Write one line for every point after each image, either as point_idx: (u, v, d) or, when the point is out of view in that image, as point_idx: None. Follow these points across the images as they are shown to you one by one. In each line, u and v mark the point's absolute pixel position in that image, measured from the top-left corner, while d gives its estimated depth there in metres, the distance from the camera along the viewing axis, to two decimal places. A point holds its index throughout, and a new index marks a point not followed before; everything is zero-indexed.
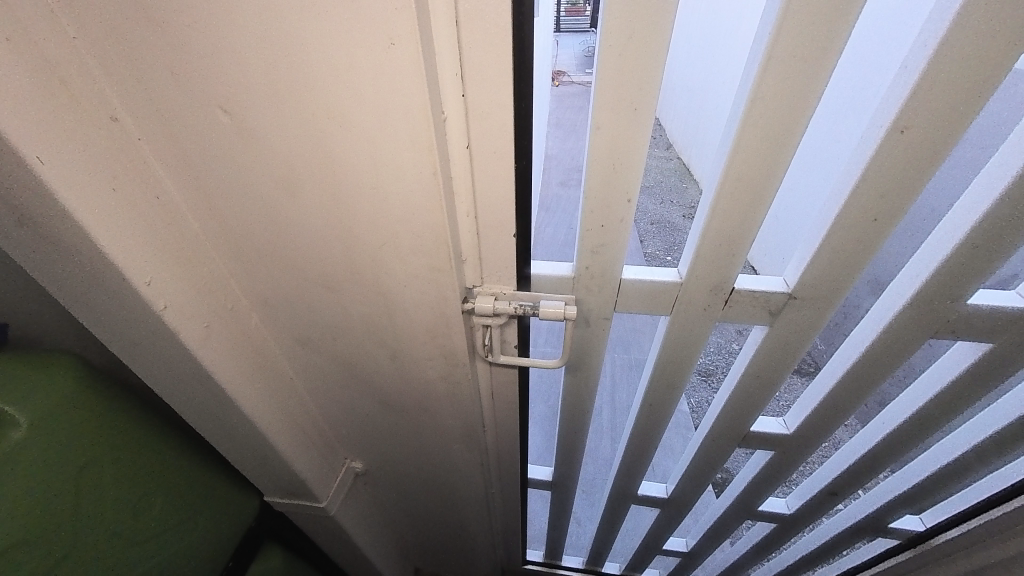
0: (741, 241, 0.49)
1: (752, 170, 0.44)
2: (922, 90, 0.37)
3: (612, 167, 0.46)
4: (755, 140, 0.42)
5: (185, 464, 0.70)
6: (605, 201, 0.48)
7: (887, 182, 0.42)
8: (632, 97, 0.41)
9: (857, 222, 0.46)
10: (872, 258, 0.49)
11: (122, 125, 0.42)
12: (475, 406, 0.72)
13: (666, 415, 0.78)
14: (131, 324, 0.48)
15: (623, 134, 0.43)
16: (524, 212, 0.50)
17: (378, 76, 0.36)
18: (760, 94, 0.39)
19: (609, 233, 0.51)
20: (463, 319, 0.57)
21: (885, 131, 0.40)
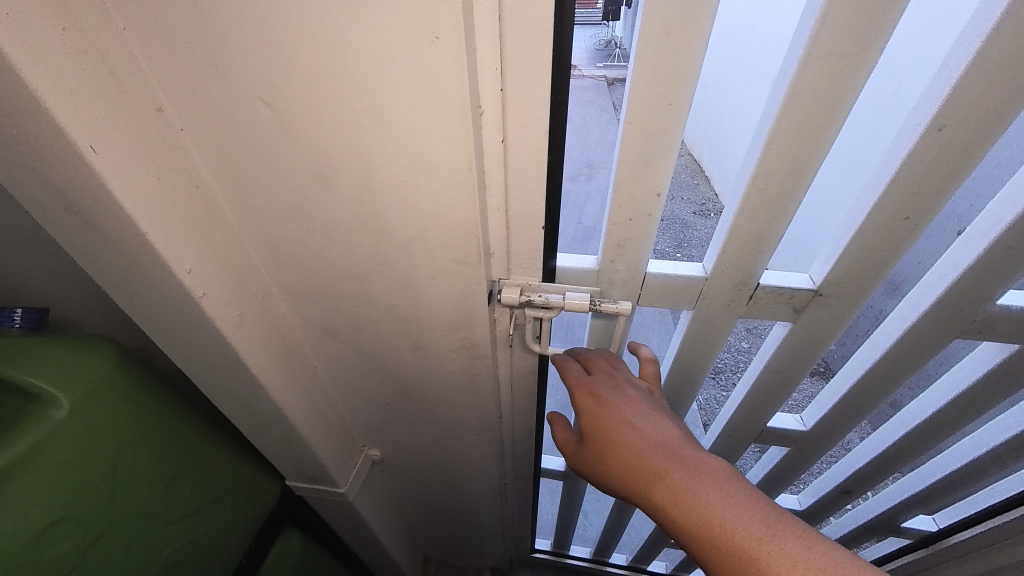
0: (767, 239, 0.50)
1: (784, 167, 0.44)
2: (964, 87, 0.37)
3: (643, 162, 0.46)
4: (790, 138, 0.42)
5: (214, 448, 0.72)
6: (635, 195, 0.49)
7: (921, 179, 0.42)
8: (666, 90, 0.41)
9: (888, 220, 0.46)
10: (900, 256, 0.49)
11: (165, 114, 0.43)
12: (493, 399, 0.73)
13: (683, 412, 0.79)
14: (169, 310, 0.49)
15: (656, 129, 0.43)
16: (553, 204, 0.51)
17: (419, 70, 0.36)
18: (797, 91, 0.39)
19: (636, 227, 0.52)
20: (489, 307, 0.58)
21: (923, 129, 0.40)
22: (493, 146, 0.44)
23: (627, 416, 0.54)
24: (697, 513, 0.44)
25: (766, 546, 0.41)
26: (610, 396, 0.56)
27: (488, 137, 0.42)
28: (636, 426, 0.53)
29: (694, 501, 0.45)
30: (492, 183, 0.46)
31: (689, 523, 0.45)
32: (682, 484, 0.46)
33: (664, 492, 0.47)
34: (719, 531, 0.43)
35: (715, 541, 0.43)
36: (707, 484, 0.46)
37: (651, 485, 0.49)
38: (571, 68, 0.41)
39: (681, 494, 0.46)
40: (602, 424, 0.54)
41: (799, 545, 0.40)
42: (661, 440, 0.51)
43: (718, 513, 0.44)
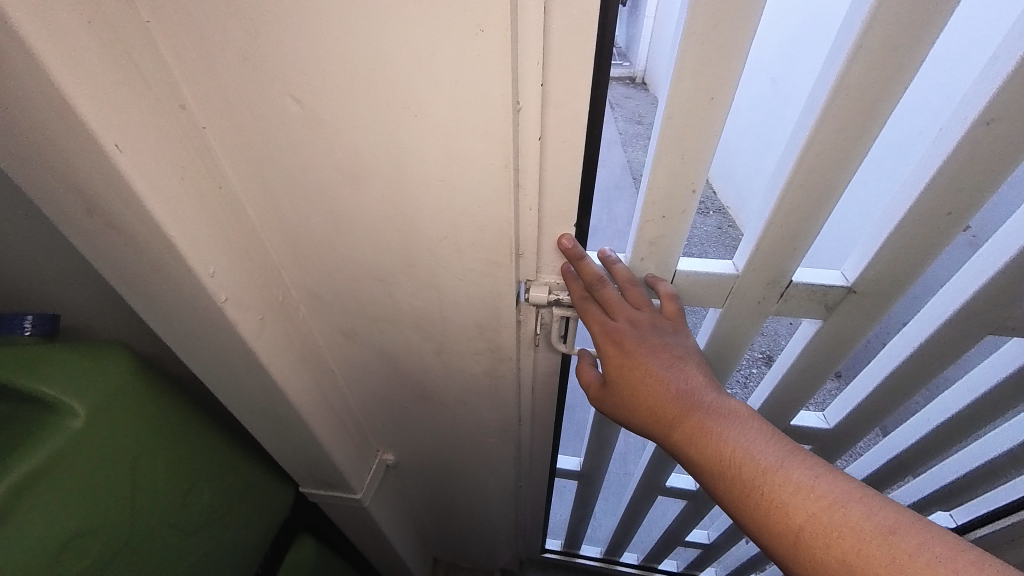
0: (802, 236, 0.49)
1: (824, 161, 0.43)
2: (1014, 81, 0.36)
3: (680, 158, 0.45)
4: (834, 133, 0.41)
5: (230, 455, 0.70)
6: (668, 190, 0.48)
7: (965, 175, 0.42)
8: (708, 84, 0.40)
9: (929, 216, 0.45)
10: (938, 252, 0.48)
11: (189, 111, 0.41)
12: (515, 399, 0.72)
13: None
14: (190, 314, 0.48)
15: (695, 123, 0.43)
16: (585, 201, 0.50)
17: (461, 64, 0.35)
18: (844, 85, 0.38)
19: (670, 224, 0.51)
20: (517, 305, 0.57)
21: (970, 123, 0.39)
22: (531, 143, 0.42)
23: (651, 365, 0.54)
24: (712, 449, 0.49)
25: (774, 478, 0.45)
26: (635, 346, 0.55)
27: (525, 132, 0.41)
28: (660, 373, 0.54)
29: (717, 439, 0.49)
30: (526, 181, 0.45)
31: (704, 457, 0.49)
32: (700, 427, 0.50)
33: (682, 433, 0.51)
34: (730, 463, 0.47)
35: (726, 473, 0.47)
36: (723, 425, 0.50)
37: (672, 427, 0.52)
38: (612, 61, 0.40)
39: (697, 434, 0.50)
40: (625, 371, 0.56)
41: (806, 477, 0.44)
42: (683, 388, 0.53)
43: (732, 449, 0.48)
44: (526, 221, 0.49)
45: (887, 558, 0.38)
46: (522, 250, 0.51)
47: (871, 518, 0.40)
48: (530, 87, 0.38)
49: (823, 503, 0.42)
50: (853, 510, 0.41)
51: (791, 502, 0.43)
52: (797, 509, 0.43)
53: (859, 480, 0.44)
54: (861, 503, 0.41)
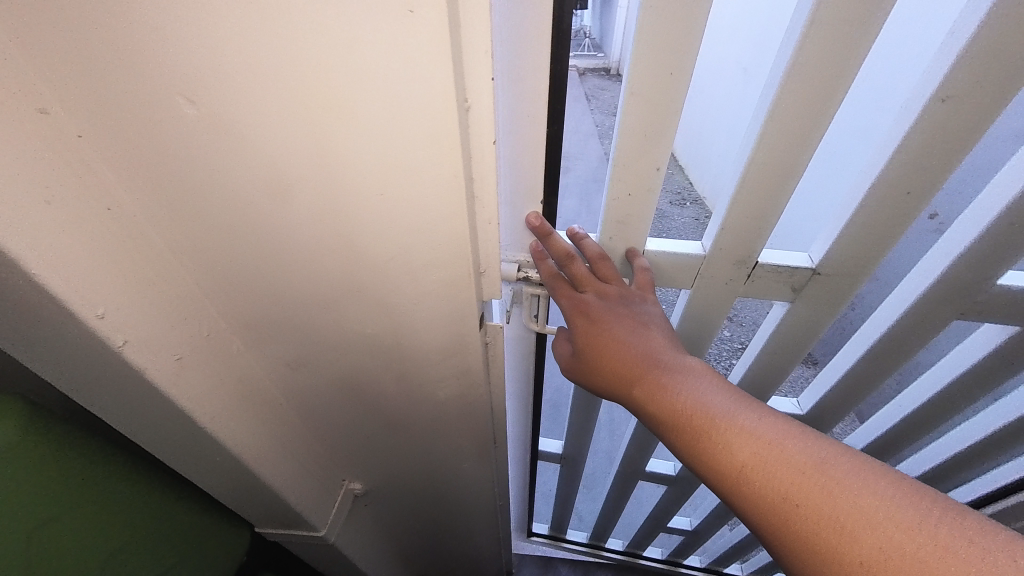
0: (772, 209, 0.48)
1: (786, 136, 0.42)
2: (967, 58, 0.37)
3: (645, 138, 0.41)
4: (793, 108, 0.41)
5: (167, 505, 0.63)
6: (633, 171, 0.44)
7: (925, 153, 0.42)
8: (670, 57, 0.36)
9: (890, 195, 0.46)
10: (902, 233, 0.49)
11: (55, 117, 0.32)
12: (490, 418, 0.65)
13: None
14: (85, 364, 0.39)
15: (659, 100, 0.39)
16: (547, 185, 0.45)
17: (390, 54, 0.28)
18: (802, 58, 0.38)
19: (636, 204, 0.47)
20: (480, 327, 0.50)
21: (926, 100, 0.40)
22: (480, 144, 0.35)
23: (614, 330, 0.54)
24: (669, 403, 0.50)
25: (724, 424, 0.46)
26: (599, 313, 0.54)
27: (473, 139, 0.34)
28: (623, 338, 0.54)
29: (676, 396, 0.50)
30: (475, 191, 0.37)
31: (661, 410, 0.50)
32: (659, 383, 0.51)
33: (642, 389, 0.52)
34: (686, 415, 0.49)
35: (682, 423, 0.49)
36: (680, 380, 0.51)
37: (632, 384, 0.53)
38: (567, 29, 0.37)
39: (655, 390, 0.51)
40: (589, 337, 0.55)
41: (755, 423, 0.45)
42: (644, 349, 0.53)
43: (688, 401, 0.49)
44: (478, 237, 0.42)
45: (822, 487, 0.39)
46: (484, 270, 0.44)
47: (805, 451, 0.41)
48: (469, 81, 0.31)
49: (767, 444, 0.43)
50: (796, 449, 0.42)
51: (736, 446, 0.44)
52: (744, 450, 0.44)
53: (803, 421, 0.45)
54: (804, 442, 0.42)
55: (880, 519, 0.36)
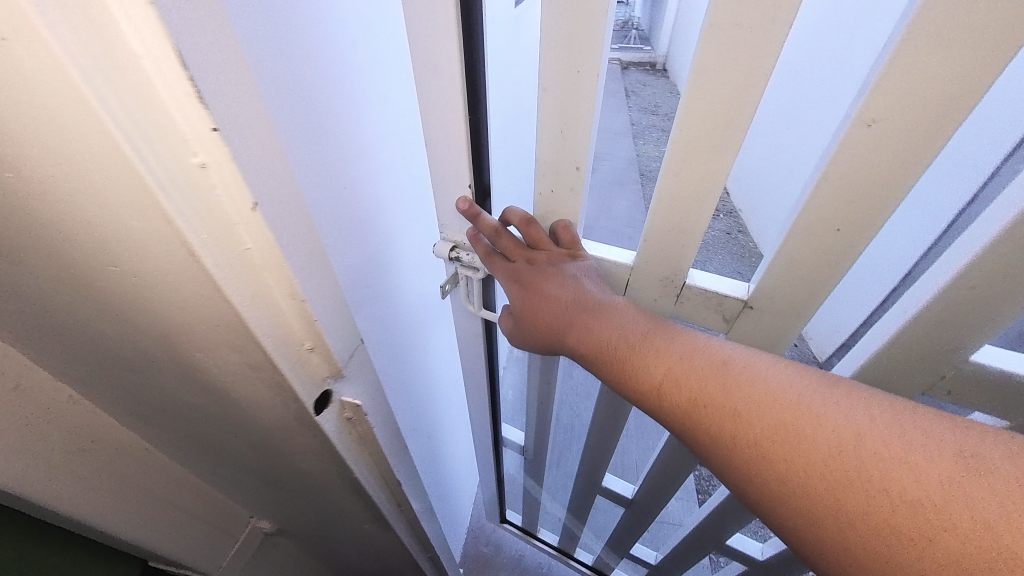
0: (693, 220, 0.45)
1: (694, 154, 0.40)
2: (891, 76, 0.30)
3: (562, 131, 0.43)
4: (700, 119, 0.38)
5: None
6: (555, 165, 0.46)
7: (854, 185, 0.36)
8: (577, 57, 0.38)
9: (816, 229, 0.39)
10: (841, 276, 0.42)
11: None
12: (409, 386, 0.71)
13: (623, 407, 0.74)
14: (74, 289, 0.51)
15: (569, 97, 0.41)
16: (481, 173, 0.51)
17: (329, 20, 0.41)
18: (700, 60, 0.35)
19: (560, 202, 0.49)
20: (336, 454, 0.47)
21: (849, 121, 0.33)
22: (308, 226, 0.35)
23: (545, 291, 0.49)
24: (601, 344, 0.47)
25: (647, 347, 0.44)
26: (529, 276, 0.50)
27: (290, 223, 0.33)
28: (551, 296, 0.49)
29: (606, 336, 0.46)
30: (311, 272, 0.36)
31: (595, 354, 0.47)
32: (587, 326, 0.48)
33: (576, 338, 0.49)
34: (616, 351, 0.46)
35: (613, 360, 0.46)
36: (606, 318, 0.47)
37: (567, 335, 0.50)
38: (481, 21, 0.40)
39: (586, 333, 0.48)
40: (525, 301, 0.51)
41: (670, 339, 0.44)
42: (573, 299, 0.48)
43: (615, 336, 0.46)
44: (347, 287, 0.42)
45: (728, 388, 0.39)
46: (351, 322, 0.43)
47: (710, 355, 0.41)
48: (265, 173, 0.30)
49: (681, 357, 0.42)
50: (705, 355, 0.41)
51: (674, 360, 0.42)
52: (665, 369, 0.42)
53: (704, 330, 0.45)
54: (711, 348, 0.42)
55: (799, 405, 0.35)
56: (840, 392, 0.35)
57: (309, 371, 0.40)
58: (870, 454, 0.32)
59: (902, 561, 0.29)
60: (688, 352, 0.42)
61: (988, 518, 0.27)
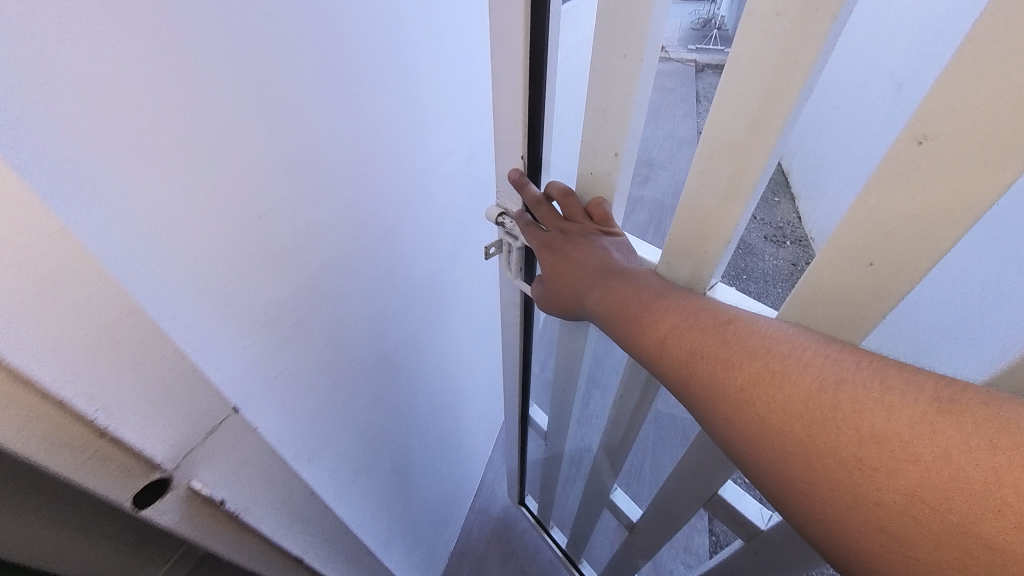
0: (722, 227, 0.41)
1: (725, 153, 0.37)
2: (946, 87, 0.26)
3: (605, 114, 0.43)
4: (732, 116, 0.35)
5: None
6: (596, 149, 0.46)
7: (895, 211, 0.30)
8: (625, 41, 0.38)
9: (851, 255, 0.34)
10: (878, 319, 0.36)
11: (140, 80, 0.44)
12: (355, 388, 0.72)
13: (644, 415, 0.73)
14: None
15: (615, 81, 0.40)
16: (537, 146, 0.50)
17: None
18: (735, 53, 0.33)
19: (598, 188, 0.48)
20: (184, 537, 0.46)
21: (896, 136, 0.29)
22: (94, 301, 0.34)
23: (567, 252, 0.47)
24: (613, 303, 0.42)
25: (659, 304, 0.39)
26: (555, 239, 0.49)
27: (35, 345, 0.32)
28: (573, 257, 0.47)
29: (620, 293, 0.42)
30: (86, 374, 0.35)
31: (607, 316, 0.43)
32: (603, 285, 0.44)
33: (592, 299, 0.45)
34: (627, 310, 0.41)
35: (623, 321, 0.41)
36: (623, 275, 0.43)
37: (585, 298, 0.46)
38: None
39: (602, 291, 0.44)
40: (549, 264, 0.49)
41: (686, 296, 0.38)
42: (594, 260, 0.46)
43: (629, 294, 0.41)
44: (169, 368, 0.41)
45: (741, 349, 0.32)
46: (177, 411, 0.42)
47: (726, 314, 0.35)
48: (23, 250, 0.30)
49: (694, 313, 0.36)
50: (723, 314, 0.35)
51: (655, 308, 0.39)
52: (674, 328, 0.36)
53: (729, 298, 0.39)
54: (730, 308, 0.36)
55: (819, 373, 0.29)
56: (825, 344, 0.31)
57: (111, 467, 0.38)
58: (844, 400, 0.28)
59: (870, 512, 0.26)
60: (702, 310, 0.36)
61: (953, 453, 0.24)
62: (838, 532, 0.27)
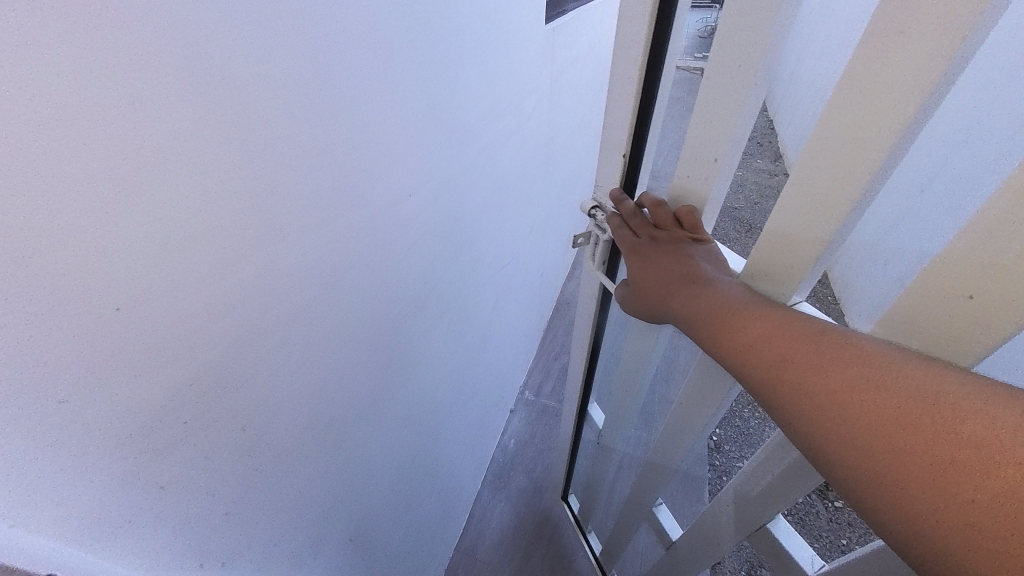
0: (810, 244, 0.43)
1: (824, 174, 0.40)
2: None
3: (706, 127, 0.46)
4: (837, 139, 0.38)
5: None
6: (691, 159, 0.49)
7: (997, 244, 0.32)
8: (738, 59, 0.41)
9: (943, 287, 0.35)
10: (966, 355, 0.36)
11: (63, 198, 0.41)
12: (304, 443, 0.73)
13: (699, 428, 0.75)
14: None
15: (722, 98, 0.43)
16: (638, 148, 0.54)
17: None
18: (848, 81, 0.36)
19: (687, 195, 0.52)
20: None
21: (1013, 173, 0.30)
22: None
23: (657, 257, 0.51)
24: (700, 307, 0.45)
25: (749, 310, 0.41)
26: (646, 245, 0.52)
27: None
28: (661, 263, 0.50)
29: (708, 299, 0.45)
30: None
31: (692, 319, 0.46)
32: (691, 291, 0.47)
33: (676, 303, 0.48)
34: (715, 315, 0.43)
35: (710, 324, 0.44)
36: (713, 282, 0.46)
37: (668, 301, 0.49)
38: (678, 8, 0.43)
39: (689, 296, 0.47)
40: (636, 267, 0.53)
41: (778, 306, 0.41)
42: (683, 267, 0.49)
43: (718, 300, 0.44)
44: None
45: (833, 356, 0.35)
46: None
47: (820, 325, 0.37)
48: None
49: (787, 322, 0.38)
50: (817, 324, 0.37)
51: (744, 314, 0.42)
52: (765, 332, 0.39)
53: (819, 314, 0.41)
54: (825, 320, 0.38)
55: (916, 383, 0.31)
56: (922, 359, 0.33)
57: None
58: (944, 408, 0.29)
59: (961, 513, 0.28)
60: (796, 320, 0.38)
61: None
62: (926, 530, 0.29)
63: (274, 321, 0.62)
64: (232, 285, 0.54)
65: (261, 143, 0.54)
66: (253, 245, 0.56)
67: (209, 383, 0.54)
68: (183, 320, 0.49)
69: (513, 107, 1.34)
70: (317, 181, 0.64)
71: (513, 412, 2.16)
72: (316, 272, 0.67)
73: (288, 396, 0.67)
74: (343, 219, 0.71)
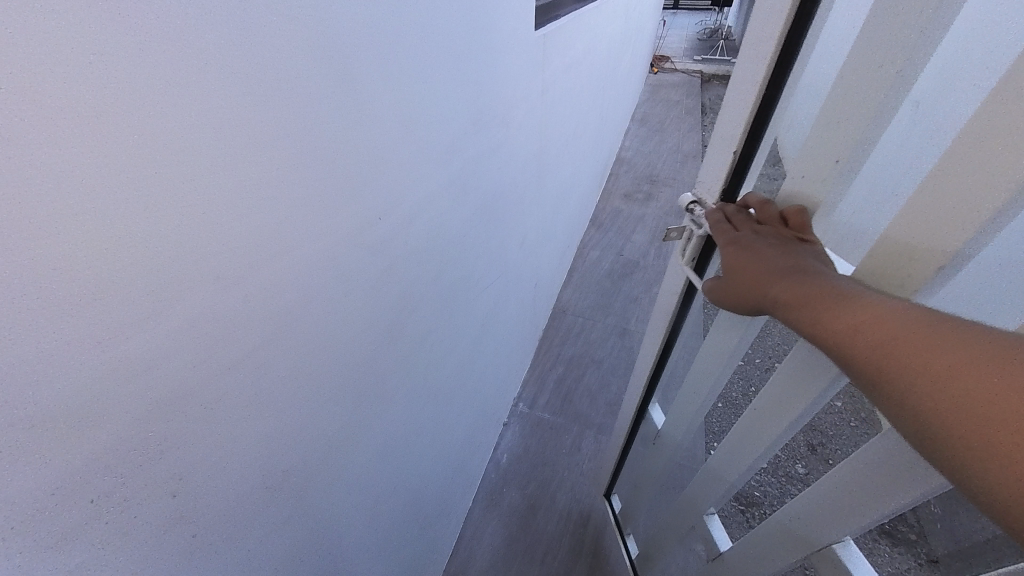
0: (935, 248, 0.43)
1: (961, 177, 0.40)
2: None
3: (834, 124, 0.48)
4: (980, 140, 0.38)
5: None
6: (812, 155, 0.51)
7: None
8: (878, 58, 0.43)
9: None
10: None
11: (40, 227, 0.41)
12: (264, 464, 0.70)
13: (770, 437, 0.75)
14: None
15: (855, 96, 0.46)
16: (755, 144, 0.58)
17: None
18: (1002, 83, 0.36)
19: (802, 192, 0.54)
20: None
21: None
22: None
23: (754, 246, 0.53)
24: (798, 291, 0.47)
25: (853, 294, 0.43)
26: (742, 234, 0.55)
27: None
28: (758, 250, 0.52)
29: (808, 283, 0.47)
30: None
31: (789, 303, 0.48)
32: (787, 276, 0.49)
33: (772, 289, 0.50)
34: (815, 299, 0.45)
35: (808, 307, 0.45)
36: (813, 269, 0.48)
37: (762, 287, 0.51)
38: (825, 13, 0.48)
39: (785, 281, 0.48)
40: (730, 256, 0.55)
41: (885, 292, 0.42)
42: (782, 254, 0.51)
43: (820, 284, 0.46)
44: None
45: (946, 337, 0.36)
46: None
47: (932, 309, 0.39)
48: None
49: (895, 306, 0.40)
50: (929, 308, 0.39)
51: (854, 297, 0.43)
52: (871, 315, 0.41)
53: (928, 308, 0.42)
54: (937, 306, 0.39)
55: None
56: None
57: None
58: None
59: None
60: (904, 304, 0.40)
61: None
62: None
63: (234, 343, 0.59)
64: (189, 309, 0.53)
65: (220, 175, 0.52)
66: (230, 261, 0.57)
67: (157, 412, 0.51)
68: (126, 355, 0.48)
69: (502, 117, 1.39)
70: (276, 213, 0.61)
71: (506, 426, 2.31)
72: (265, 307, 0.63)
73: (239, 438, 0.64)
74: (320, 239, 0.71)
